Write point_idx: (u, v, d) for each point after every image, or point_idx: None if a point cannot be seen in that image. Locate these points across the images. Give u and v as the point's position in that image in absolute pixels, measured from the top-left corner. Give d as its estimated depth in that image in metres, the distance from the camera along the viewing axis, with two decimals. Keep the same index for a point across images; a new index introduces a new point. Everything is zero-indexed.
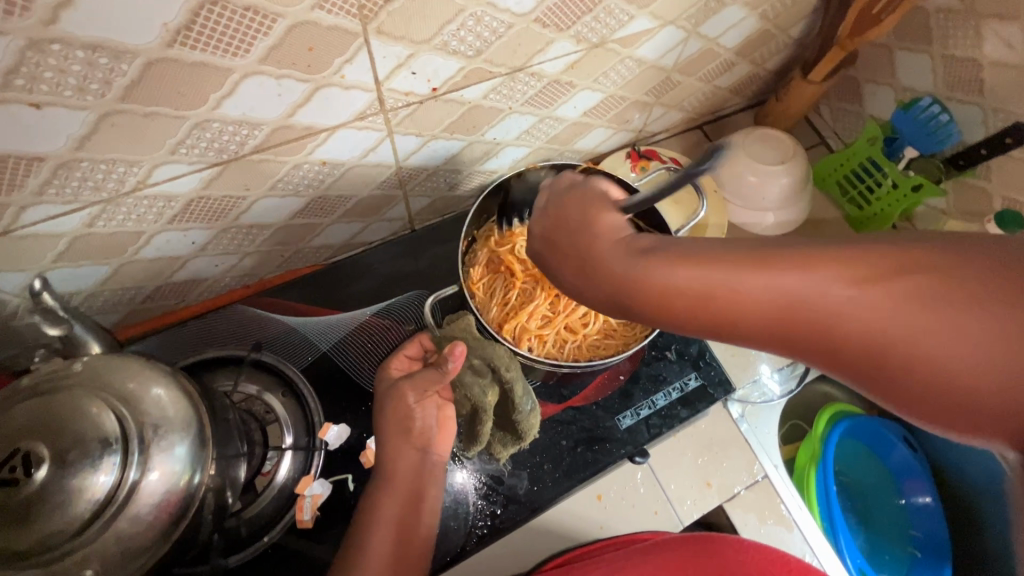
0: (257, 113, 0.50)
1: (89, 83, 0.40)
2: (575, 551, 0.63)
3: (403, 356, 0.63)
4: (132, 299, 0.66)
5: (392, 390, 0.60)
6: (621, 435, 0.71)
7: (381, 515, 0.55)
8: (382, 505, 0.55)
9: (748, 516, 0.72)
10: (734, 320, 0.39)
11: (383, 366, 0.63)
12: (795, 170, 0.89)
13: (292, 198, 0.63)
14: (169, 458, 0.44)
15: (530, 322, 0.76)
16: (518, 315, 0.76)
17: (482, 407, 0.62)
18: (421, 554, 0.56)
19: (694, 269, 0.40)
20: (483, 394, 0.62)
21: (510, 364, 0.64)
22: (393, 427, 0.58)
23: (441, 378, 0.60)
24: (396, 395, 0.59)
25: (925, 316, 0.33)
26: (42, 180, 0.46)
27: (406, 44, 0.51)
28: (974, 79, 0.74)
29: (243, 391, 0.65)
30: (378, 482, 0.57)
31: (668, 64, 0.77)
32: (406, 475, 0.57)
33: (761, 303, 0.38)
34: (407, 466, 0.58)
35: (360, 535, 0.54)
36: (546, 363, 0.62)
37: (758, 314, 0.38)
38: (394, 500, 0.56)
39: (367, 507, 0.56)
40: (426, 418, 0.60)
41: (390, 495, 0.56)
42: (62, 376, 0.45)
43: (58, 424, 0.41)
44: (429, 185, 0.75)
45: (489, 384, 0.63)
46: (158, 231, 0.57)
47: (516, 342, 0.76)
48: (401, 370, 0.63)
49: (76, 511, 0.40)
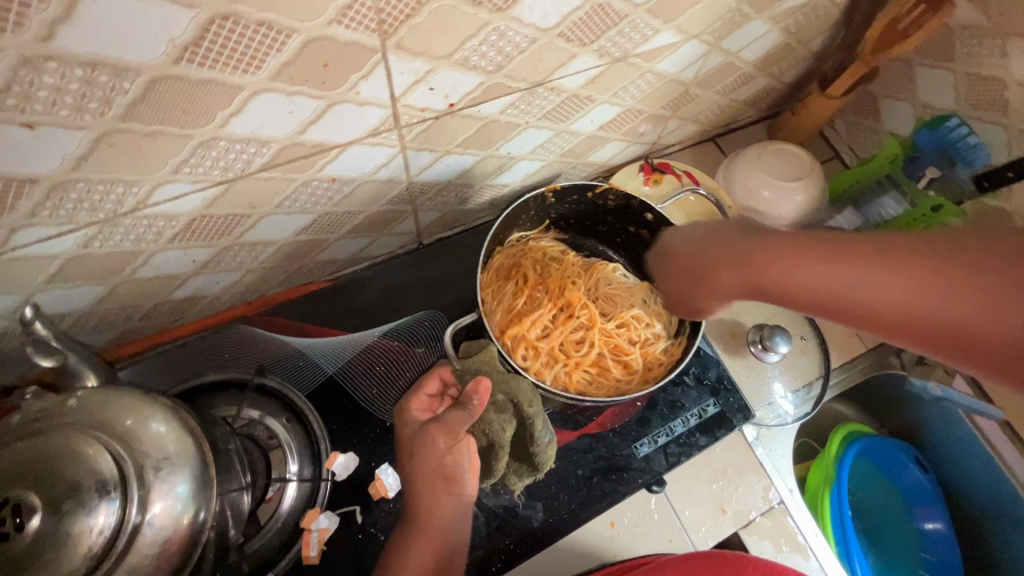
0: (266, 130, 0.47)
1: (87, 101, 0.37)
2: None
3: (425, 393, 0.59)
4: (127, 318, 0.62)
5: (421, 435, 0.56)
6: (638, 464, 0.69)
7: (415, 562, 0.53)
8: (416, 554, 0.54)
9: (764, 544, 0.70)
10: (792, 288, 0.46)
11: (404, 403, 0.58)
12: (813, 187, 0.87)
13: (299, 215, 0.60)
14: (171, 500, 0.41)
15: (532, 331, 0.74)
16: (520, 321, 0.75)
17: (499, 442, 0.60)
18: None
19: (807, 256, 0.45)
20: (503, 430, 0.59)
21: (532, 399, 0.61)
22: (426, 475, 0.55)
23: (468, 421, 0.55)
24: (428, 441, 0.55)
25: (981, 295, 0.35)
26: (33, 203, 0.43)
27: (425, 59, 0.48)
28: (999, 98, 0.72)
29: (245, 417, 0.62)
30: (410, 527, 0.55)
31: (688, 78, 0.74)
32: (442, 522, 0.55)
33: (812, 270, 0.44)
34: (441, 511, 0.55)
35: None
36: (566, 397, 0.61)
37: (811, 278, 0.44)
38: (429, 547, 0.54)
39: (397, 553, 0.54)
40: (458, 462, 0.56)
41: (425, 541, 0.54)
42: (54, 414, 0.42)
43: (51, 470, 0.38)
44: (440, 199, 0.72)
45: (509, 420, 0.60)
46: (156, 251, 0.54)
47: (511, 350, 0.74)
48: (424, 409, 0.59)
49: (72, 566, 0.37)
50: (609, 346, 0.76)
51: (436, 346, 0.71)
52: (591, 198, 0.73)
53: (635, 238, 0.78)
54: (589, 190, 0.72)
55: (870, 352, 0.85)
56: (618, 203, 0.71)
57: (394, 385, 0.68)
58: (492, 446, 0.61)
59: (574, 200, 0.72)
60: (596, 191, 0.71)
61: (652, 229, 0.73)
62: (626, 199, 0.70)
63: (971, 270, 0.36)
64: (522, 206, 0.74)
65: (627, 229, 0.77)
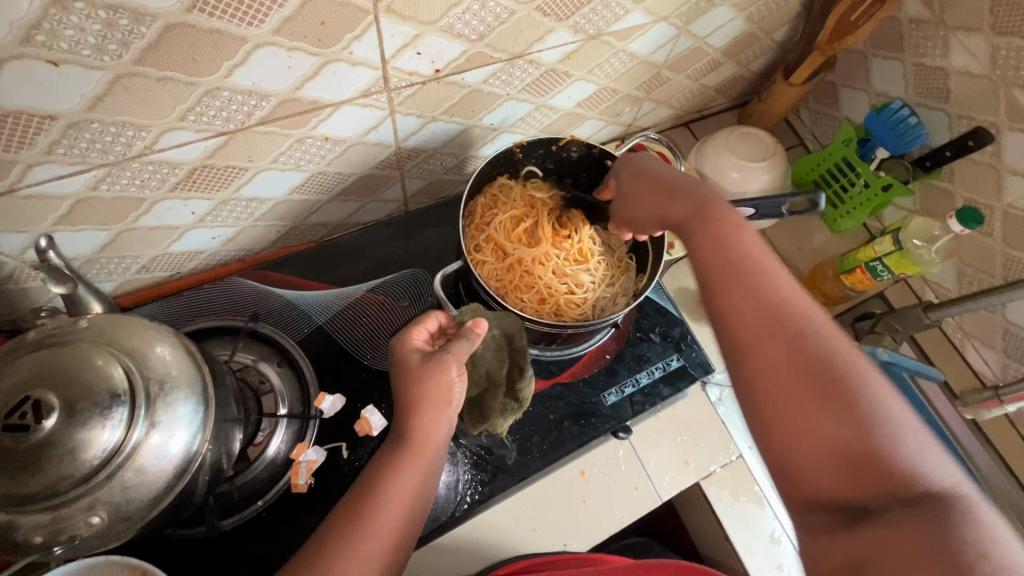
0: (267, 84, 0.51)
1: (107, 43, 0.42)
2: (524, 562, 0.64)
3: (425, 328, 0.61)
4: (127, 268, 0.66)
5: (427, 362, 0.57)
6: (605, 411, 0.74)
7: (406, 481, 0.53)
8: (404, 469, 0.53)
9: (723, 492, 0.74)
10: (699, 219, 0.54)
11: (404, 335, 0.60)
12: (776, 167, 0.92)
13: (292, 172, 0.64)
14: (172, 413, 0.45)
15: (514, 279, 0.78)
16: (485, 263, 0.78)
17: (496, 380, 0.67)
18: (421, 522, 0.55)
19: (734, 239, 0.51)
20: (498, 366, 0.67)
21: (523, 335, 0.69)
22: (429, 396, 0.55)
23: (467, 351, 0.58)
24: (438, 369, 0.56)
25: (781, 339, 0.45)
26: (51, 140, 0.47)
27: (413, 24, 0.53)
28: (941, 87, 0.79)
29: (240, 361, 0.67)
30: (399, 448, 0.55)
31: (659, 60, 0.80)
32: (435, 443, 0.56)
33: (720, 233, 0.52)
34: (439, 435, 0.56)
35: (381, 494, 0.52)
36: (548, 325, 0.64)
37: (716, 232, 0.52)
38: (418, 465, 0.54)
39: (387, 468, 0.53)
40: (465, 392, 0.58)
41: (416, 460, 0.54)
42: (67, 331, 0.46)
43: (68, 375, 0.42)
44: (426, 167, 0.77)
45: (503, 357, 0.68)
46: (159, 199, 0.58)
47: (506, 291, 0.77)
48: (423, 342, 0.61)
49: (83, 460, 0.41)
50: (567, 304, 0.77)
51: (418, 301, 0.76)
52: (555, 151, 0.76)
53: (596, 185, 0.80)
54: (552, 143, 0.75)
55: None
56: (581, 154, 0.74)
57: (378, 333, 0.73)
58: (490, 385, 0.68)
59: (540, 153, 0.76)
60: (559, 144, 0.74)
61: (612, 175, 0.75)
62: (588, 148, 0.73)
63: (791, 329, 0.45)
64: (495, 163, 0.77)
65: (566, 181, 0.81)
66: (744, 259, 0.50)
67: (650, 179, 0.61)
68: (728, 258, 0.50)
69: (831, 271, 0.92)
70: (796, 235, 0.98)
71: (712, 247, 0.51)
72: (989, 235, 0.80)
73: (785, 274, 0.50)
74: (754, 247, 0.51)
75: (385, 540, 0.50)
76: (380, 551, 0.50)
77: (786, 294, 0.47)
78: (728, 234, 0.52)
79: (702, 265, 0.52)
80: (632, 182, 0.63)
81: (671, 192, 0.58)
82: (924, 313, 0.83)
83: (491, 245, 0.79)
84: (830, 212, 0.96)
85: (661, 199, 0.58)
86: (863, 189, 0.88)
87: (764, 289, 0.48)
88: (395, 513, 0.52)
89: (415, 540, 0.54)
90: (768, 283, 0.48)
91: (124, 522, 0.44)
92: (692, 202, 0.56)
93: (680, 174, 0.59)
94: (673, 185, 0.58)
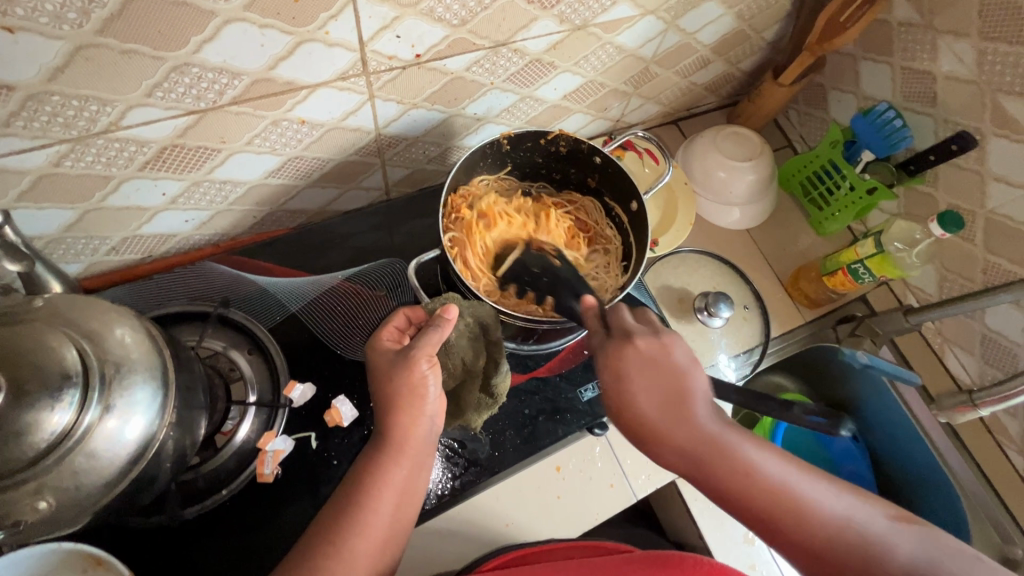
0: (238, 62, 0.50)
1: (67, 11, 0.40)
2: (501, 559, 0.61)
3: (392, 326, 0.60)
4: (95, 249, 0.64)
5: (396, 361, 0.56)
6: (581, 407, 0.74)
7: (387, 479, 0.52)
8: (385, 468, 0.53)
9: (699, 491, 0.74)
10: (713, 462, 0.49)
11: (374, 338, 0.59)
12: (763, 167, 0.91)
13: (267, 155, 0.63)
14: (128, 397, 0.44)
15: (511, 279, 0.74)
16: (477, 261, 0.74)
17: (472, 371, 0.67)
18: (411, 518, 0.55)
19: (752, 474, 0.48)
20: (475, 356, 0.67)
21: (495, 326, 0.68)
22: (402, 395, 0.55)
23: (438, 341, 0.57)
24: (407, 366, 0.55)
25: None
26: (9, 111, 0.45)
27: (392, 6, 0.52)
28: (928, 90, 0.79)
29: (208, 347, 0.65)
30: (380, 446, 0.54)
31: (647, 55, 0.79)
32: (415, 441, 0.55)
33: (742, 471, 0.49)
34: (419, 431, 0.55)
35: (365, 494, 0.51)
36: (523, 320, 0.63)
37: (735, 471, 0.49)
38: (402, 464, 0.53)
39: (370, 466, 0.53)
40: (439, 386, 0.57)
41: (398, 459, 0.53)
42: (20, 310, 0.44)
43: (17, 355, 0.41)
44: (408, 155, 0.75)
45: (479, 349, 0.67)
46: (127, 178, 0.57)
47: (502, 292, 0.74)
48: (392, 340, 0.59)
49: (31, 442, 0.39)
50: None
51: (396, 292, 0.75)
52: (543, 145, 0.75)
53: (586, 186, 0.80)
54: (540, 139, 0.74)
55: (807, 324, 0.93)
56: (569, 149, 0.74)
57: (353, 323, 0.71)
58: (466, 376, 0.66)
59: (528, 147, 0.75)
60: (547, 138, 0.73)
61: (600, 173, 0.75)
62: (576, 144, 0.73)
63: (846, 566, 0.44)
64: (486, 154, 0.75)
65: (554, 177, 0.81)
66: (776, 499, 0.47)
67: (634, 419, 0.53)
68: (764, 502, 0.47)
69: (814, 272, 0.91)
70: (781, 235, 0.98)
71: (748, 493, 0.48)
72: (971, 240, 0.80)
73: (818, 493, 0.47)
74: (776, 474, 0.48)
75: (367, 539, 0.50)
76: (366, 552, 0.49)
77: (845, 517, 0.46)
78: (747, 471, 0.49)
79: (738, 508, 0.49)
80: (612, 402, 0.54)
81: (662, 434, 0.51)
82: (905, 317, 0.83)
83: (471, 272, 0.73)
84: (814, 215, 0.96)
85: (660, 439, 0.52)
86: (848, 192, 0.89)
87: (802, 526, 0.46)
88: (382, 512, 0.51)
89: (403, 539, 0.54)
90: (802, 513, 0.46)
91: (75, 507, 0.42)
92: (695, 444, 0.50)
93: (662, 400, 0.52)
94: (665, 418, 0.51)
